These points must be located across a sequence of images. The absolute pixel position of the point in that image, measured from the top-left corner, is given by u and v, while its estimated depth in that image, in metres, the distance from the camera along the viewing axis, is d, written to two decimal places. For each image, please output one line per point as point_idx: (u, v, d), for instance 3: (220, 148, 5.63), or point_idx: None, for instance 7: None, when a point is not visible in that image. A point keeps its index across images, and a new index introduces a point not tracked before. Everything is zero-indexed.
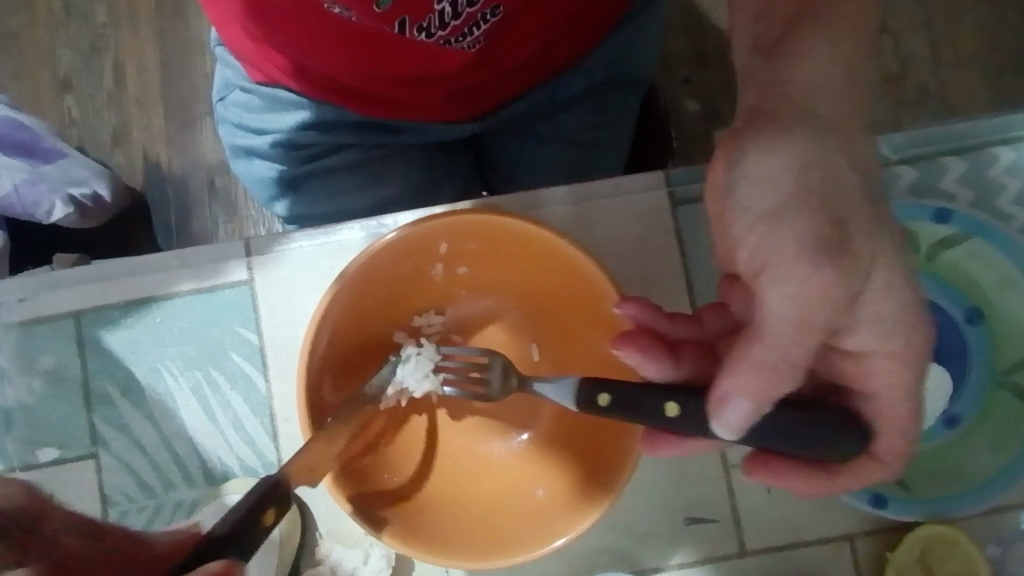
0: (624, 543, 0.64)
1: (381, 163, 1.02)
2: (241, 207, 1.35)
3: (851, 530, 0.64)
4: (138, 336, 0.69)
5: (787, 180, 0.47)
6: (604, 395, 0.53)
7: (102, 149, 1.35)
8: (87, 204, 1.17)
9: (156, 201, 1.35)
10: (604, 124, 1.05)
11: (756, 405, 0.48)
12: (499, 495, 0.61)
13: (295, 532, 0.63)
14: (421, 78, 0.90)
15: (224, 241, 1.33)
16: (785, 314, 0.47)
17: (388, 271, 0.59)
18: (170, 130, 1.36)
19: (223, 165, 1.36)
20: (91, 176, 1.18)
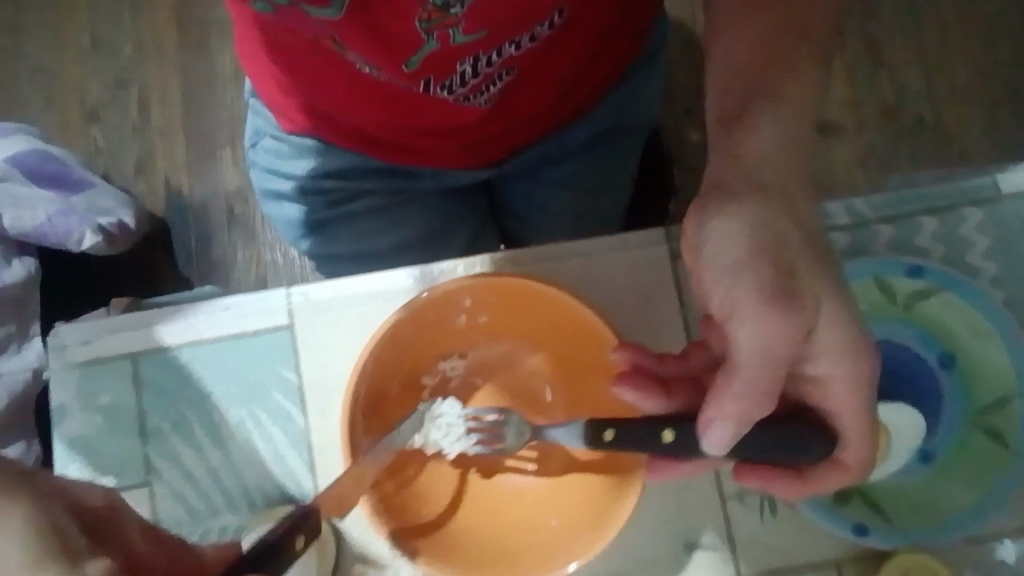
0: (629, 566, 0.70)
1: (402, 206, 1.09)
2: (258, 233, 1.42)
3: (838, 557, 0.70)
4: (188, 376, 0.76)
5: (742, 245, 0.56)
6: (609, 431, 0.62)
7: (127, 177, 1.43)
8: (114, 231, 1.25)
9: (178, 227, 1.42)
10: (609, 169, 1.13)
11: (737, 429, 0.57)
12: (514, 525, 0.68)
13: (330, 557, 0.70)
14: (441, 130, 0.96)
15: (242, 268, 1.40)
16: (754, 348, 0.55)
17: (415, 323, 0.66)
18: (192, 159, 1.44)
19: (242, 192, 1.43)
20: (117, 205, 1.26)
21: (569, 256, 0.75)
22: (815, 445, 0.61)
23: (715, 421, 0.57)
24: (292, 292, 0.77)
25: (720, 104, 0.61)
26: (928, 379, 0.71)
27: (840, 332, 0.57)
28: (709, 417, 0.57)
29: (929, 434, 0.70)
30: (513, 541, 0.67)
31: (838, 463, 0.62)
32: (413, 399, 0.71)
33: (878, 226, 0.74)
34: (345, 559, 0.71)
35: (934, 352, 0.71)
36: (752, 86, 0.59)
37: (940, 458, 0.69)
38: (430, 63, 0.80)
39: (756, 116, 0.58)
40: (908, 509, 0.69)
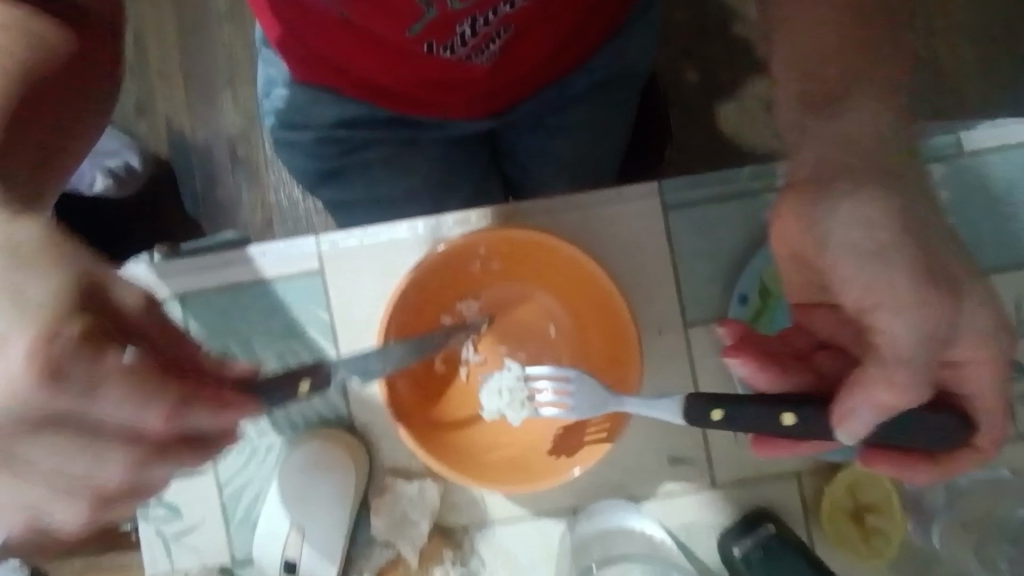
0: (621, 475, 0.83)
1: (411, 156, 1.14)
2: (263, 174, 1.47)
3: (800, 468, 0.82)
4: (229, 317, 0.85)
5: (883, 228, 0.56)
6: (717, 411, 0.67)
7: (129, 120, 1.47)
8: (122, 174, 1.34)
9: (182, 169, 1.47)
10: (606, 118, 1.19)
11: (878, 415, 0.60)
12: (525, 440, 0.79)
13: (363, 468, 0.82)
14: (449, 86, 1.01)
15: (248, 209, 1.46)
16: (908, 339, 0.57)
17: (435, 267, 0.75)
18: (192, 101, 1.48)
19: (244, 135, 1.48)
20: (123, 148, 1.36)
21: (570, 208, 0.83)
22: (944, 430, 0.63)
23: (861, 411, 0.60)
24: (321, 240, 0.85)
25: (799, 86, 0.62)
26: None
27: (984, 320, 0.58)
28: (852, 407, 0.60)
29: None
30: (523, 455, 0.78)
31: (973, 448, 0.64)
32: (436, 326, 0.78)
33: None
34: (378, 470, 0.83)
35: None
36: (826, 77, 0.60)
37: None
38: (431, 28, 0.86)
39: (841, 109, 0.59)
40: None
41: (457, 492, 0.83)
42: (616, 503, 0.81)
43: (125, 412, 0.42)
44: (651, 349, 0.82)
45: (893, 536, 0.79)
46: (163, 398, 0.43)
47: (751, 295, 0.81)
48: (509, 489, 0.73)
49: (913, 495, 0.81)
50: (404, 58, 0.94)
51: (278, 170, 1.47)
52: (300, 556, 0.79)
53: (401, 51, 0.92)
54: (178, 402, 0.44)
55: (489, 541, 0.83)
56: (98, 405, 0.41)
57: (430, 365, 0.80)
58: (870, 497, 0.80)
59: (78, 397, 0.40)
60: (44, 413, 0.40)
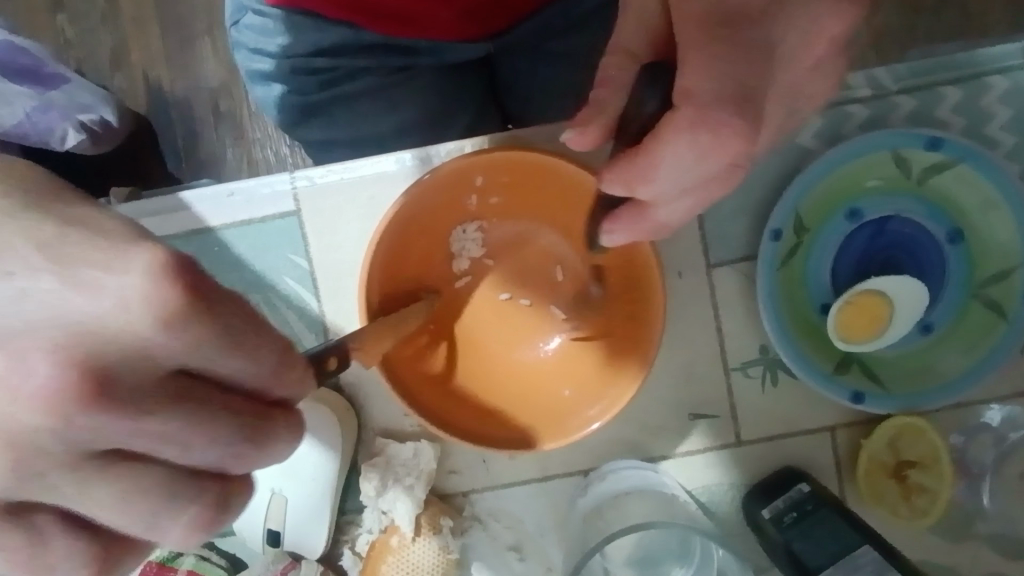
0: (637, 435, 0.75)
1: (399, 88, 0.88)
2: (249, 128, 1.20)
3: (833, 422, 0.74)
4: (200, 262, 0.76)
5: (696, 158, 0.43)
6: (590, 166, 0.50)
7: (102, 72, 1.20)
8: (98, 129, 1.07)
9: (163, 124, 1.21)
10: None
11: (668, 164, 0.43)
12: (533, 392, 0.71)
13: (352, 429, 0.74)
14: None
15: (235, 168, 1.20)
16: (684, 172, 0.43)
17: (426, 199, 0.66)
18: (169, 49, 1.21)
19: (228, 86, 1.21)
20: (96, 100, 1.08)
21: None
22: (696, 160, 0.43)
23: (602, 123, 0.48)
24: (296, 176, 0.75)
25: None
26: (934, 251, 0.72)
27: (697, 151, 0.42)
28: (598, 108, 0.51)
29: (931, 306, 0.72)
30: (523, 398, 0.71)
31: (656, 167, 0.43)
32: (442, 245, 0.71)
33: (899, 97, 0.72)
34: (368, 431, 0.75)
35: (943, 226, 0.71)
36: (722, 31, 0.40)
37: (937, 330, 0.72)
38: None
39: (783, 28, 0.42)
40: (903, 378, 0.72)
41: (455, 454, 0.75)
42: (631, 463, 0.74)
43: (220, 397, 0.30)
44: (669, 292, 0.74)
45: (941, 496, 0.70)
46: (279, 350, 0.32)
47: (787, 230, 0.71)
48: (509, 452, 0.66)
49: (958, 450, 0.74)
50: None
51: (264, 125, 1.20)
52: (284, 522, 0.74)
53: None
54: (297, 370, 0.34)
55: (492, 504, 0.75)
56: (248, 457, 0.32)
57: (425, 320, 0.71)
58: (912, 452, 0.72)
59: (177, 364, 0.28)
60: (60, 306, 0.26)
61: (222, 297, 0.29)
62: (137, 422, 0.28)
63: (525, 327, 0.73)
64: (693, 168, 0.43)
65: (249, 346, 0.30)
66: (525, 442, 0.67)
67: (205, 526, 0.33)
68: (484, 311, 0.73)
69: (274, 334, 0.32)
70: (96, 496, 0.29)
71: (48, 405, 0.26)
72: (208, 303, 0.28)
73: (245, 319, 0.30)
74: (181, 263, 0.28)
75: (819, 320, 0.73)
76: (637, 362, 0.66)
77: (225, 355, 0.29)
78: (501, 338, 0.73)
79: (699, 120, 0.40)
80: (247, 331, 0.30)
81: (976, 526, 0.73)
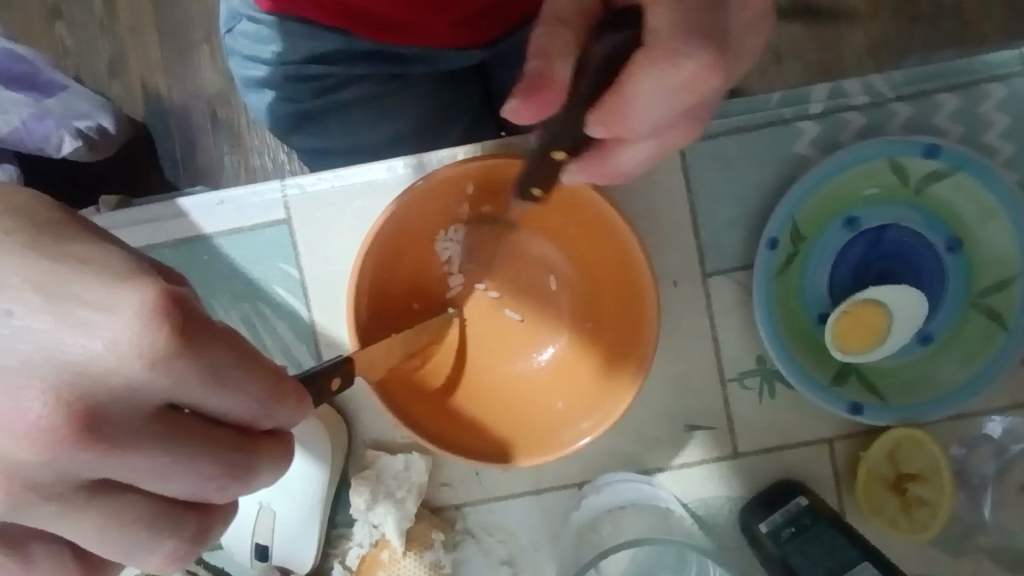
0: (633, 447, 0.74)
1: (393, 96, 0.87)
2: (246, 136, 1.20)
3: (831, 434, 0.73)
4: (189, 272, 0.75)
5: (668, 98, 0.46)
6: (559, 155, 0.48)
7: (99, 80, 1.20)
8: (93, 136, 1.05)
9: (160, 131, 1.20)
10: None
11: (642, 100, 0.46)
12: (525, 404, 0.70)
13: (342, 441, 0.73)
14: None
15: (231, 175, 1.20)
16: (652, 107, 0.47)
17: (416, 207, 0.65)
18: (167, 56, 1.20)
19: (225, 94, 1.20)
20: (93, 108, 1.05)
21: None
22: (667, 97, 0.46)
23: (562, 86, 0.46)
24: (287, 184, 0.74)
25: None
26: (932, 260, 0.71)
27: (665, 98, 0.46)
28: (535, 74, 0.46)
29: (929, 316, 0.71)
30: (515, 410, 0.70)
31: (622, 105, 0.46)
32: (430, 253, 0.70)
33: (896, 105, 0.71)
34: (359, 443, 0.74)
35: (941, 235, 0.70)
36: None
37: (936, 340, 0.71)
38: None
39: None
40: (900, 389, 0.71)
41: (447, 467, 0.74)
42: (626, 476, 0.73)
43: (208, 432, 0.32)
44: (664, 302, 0.73)
45: (941, 509, 0.68)
46: (267, 384, 0.33)
47: (783, 239, 0.70)
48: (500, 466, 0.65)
49: (958, 463, 0.72)
50: None
51: (261, 133, 1.19)
52: (272, 537, 0.72)
53: None
54: (293, 406, 0.35)
55: (484, 518, 0.74)
56: (235, 488, 0.34)
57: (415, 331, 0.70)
58: (911, 465, 0.71)
59: (164, 400, 0.30)
60: (55, 342, 0.28)
61: (210, 334, 0.31)
62: (122, 455, 0.29)
63: (518, 337, 0.73)
64: (668, 100, 0.47)
65: (242, 383, 0.32)
66: (515, 455, 0.66)
67: (184, 556, 0.35)
68: (476, 321, 0.72)
69: (270, 364, 0.33)
70: (78, 525, 0.31)
71: (42, 437, 0.28)
72: (195, 340, 0.30)
73: (231, 356, 0.31)
74: (175, 303, 0.29)
75: (816, 331, 0.71)
76: (630, 376, 0.65)
77: (211, 390, 0.31)
78: (492, 349, 0.72)
79: (662, 61, 0.44)
80: (231, 367, 0.31)
81: (978, 540, 0.71)
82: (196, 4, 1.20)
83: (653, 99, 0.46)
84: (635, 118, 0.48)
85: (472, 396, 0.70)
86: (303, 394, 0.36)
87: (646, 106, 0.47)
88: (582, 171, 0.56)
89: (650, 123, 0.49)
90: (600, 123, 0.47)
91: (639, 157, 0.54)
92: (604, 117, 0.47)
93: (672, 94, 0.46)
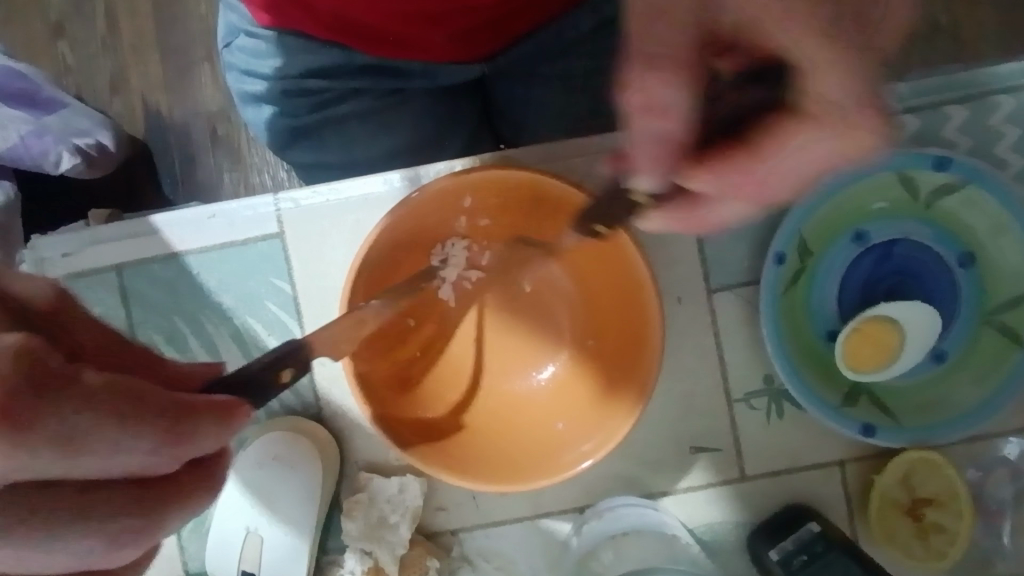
0: (636, 470, 0.71)
1: (392, 111, 0.86)
2: (245, 153, 1.19)
3: (841, 456, 0.70)
4: (179, 287, 0.73)
5: (808, 168, 0.40)
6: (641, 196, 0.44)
7: (99, 98, 1.19)
8: (93, 153, 1.04)
9: (159, 148, 1.19)
10: None
11: (760, 164, 0.40)
12: (524, 425, 0.68)
13: (334, 463, 0.70)
14: (436, 16, 0.74)
15: (230, 192, 1.18)
16: (790, 168, 0.40)
17: (413, 219, 0.63)
18: (168, 74, 1.19)
19: (225, 111, 1.19)
20: (93, 125, 1.05)
21: (569, 152, 0.70)
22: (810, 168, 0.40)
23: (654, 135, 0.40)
24: (280, 198, 0.72)
25: None
26: (943, 276, 0.68)
27: (813, 164, 0.40)
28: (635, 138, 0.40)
29: (942, 334, 0.68)
30: (514, 430, 0.67)
31: (744, 155, 0.39)
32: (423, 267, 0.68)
33: (904, 117, 0.70)
34: (351, 465, 0.71)
35: (952, 250, 0.68)
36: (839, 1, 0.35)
37: (949, 359, 0.69)
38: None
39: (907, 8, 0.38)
40: (913, 409, 0.69)
41: (441, 490, 0.71)
42: (629, 500, 0.70)
43: (92, 494, 0.31)
44: (667, 318, 0.71)
45: (960, 536, 0.66)
46: (154, 431, 0.32)
47: (790, 254, 0.68)
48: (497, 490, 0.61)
49: (974, 487, 0.69)
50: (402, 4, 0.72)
51: (260, 150, 1.18)
52: (260, 563, 0.69)
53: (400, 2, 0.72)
54: (200, 440, 0.34)
55: (481, 543, 0.71)
56: (148, 538, 0.33)
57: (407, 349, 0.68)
58: (927, 489, 0.68)
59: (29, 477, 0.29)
60: None
61: (66, 378, 0.30)
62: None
63: (519, 354, 0.71)
64: (800, 171, 0.40)
65: (119, 435, 0.31)
66: (514, 478, 0.62)
67: None
68: (473, 340, 0.70)
69: (154, 407, 0.32)
70: None
71: None
72: (50, 390, 0.29)
73: (94, 397, 0.30)
74: (24, 349, 0.29)
75: (825, 349, 0.69)
76: (632, 402, 0.62)
77: (67, 445, 0.29)
78: (490, 367, 0.70)
79: (831, 126, 0.38)
80: (96, 412, 0.30)
81: (996, 568, 0.68)
82: (197, 21, 1.19)
83: (790, 162, 0.40)
84: (763, 188, 0.42)
85: (469, 417, 0.68)
86: (217, 423, 0.35)
87: (768, 177, 0.41)
88: (667, 217, 0.45)
89: (772, 194, 0.42)
90: (707, 182, 0.41)
91: (735, 216, 0.45)
92: (699, 171, 0.40)
93: (822, 151, 0.39)
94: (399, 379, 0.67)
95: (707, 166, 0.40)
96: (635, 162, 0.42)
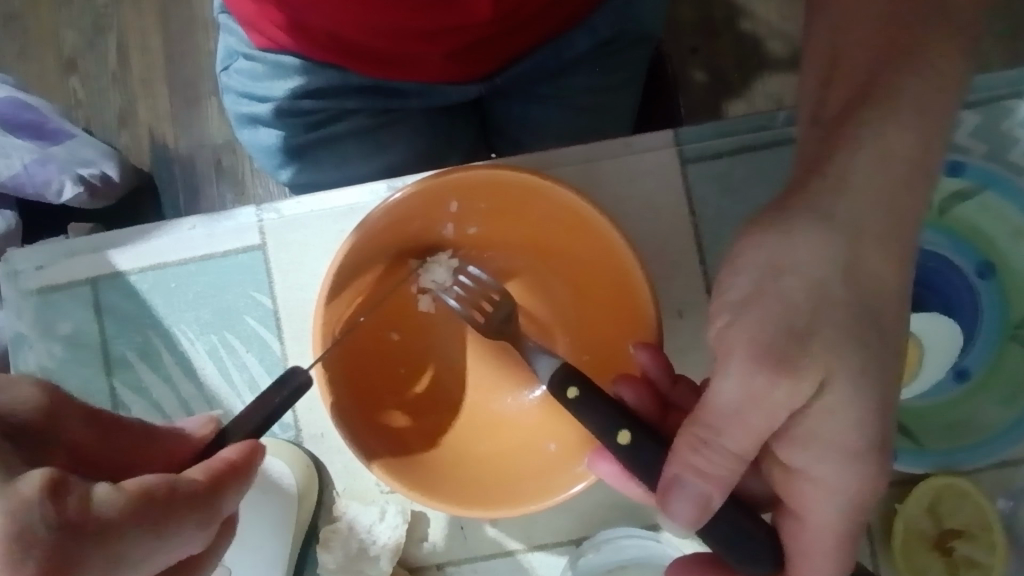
0: (638, 500, 0.66)
1: (387, 130, 0.83)
2: (249, 184, 1.17)
3: None
4: (155, 301, 0.69)
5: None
6: (573, 388, 0.56)
7: (108, 132, 1.18)
8: (97, 183, 1.03)
9: (165, 179, 1.17)
10: (634, 83, 0.89)
11: (706, 498, 0.49)
12: (513, 447, 0.63)
13: (313, 490, 0.65)
14: (426, 34, 0.72)
15: None
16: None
17: (395, 225, 0.60)
18: (175, 107, 1.19)
19: (230, 142, 1.18)
20: (99, 156, 1.04)
21: (564, 161, 0.67)
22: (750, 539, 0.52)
23: (685, 484, 0.49)
24: (263, 209, 0.70)
25: None
26: (963, 288, 0.64)
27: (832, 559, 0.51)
28: (670, 480, 0.49)
29: (963, 349, 0.64)
30: (503, 453, 0.63)
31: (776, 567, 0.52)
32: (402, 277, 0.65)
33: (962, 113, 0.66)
34: (330, 492, 0.66)
35: (971, 260, 0.64)
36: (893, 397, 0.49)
37: (974, 376, 0.64)
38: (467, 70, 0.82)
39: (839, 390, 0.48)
40: (941, 431, 0.63)
41: (426, 521, 0.66)
42: (630, 531, 0.64)
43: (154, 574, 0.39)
44: (668, 335, 0.67)
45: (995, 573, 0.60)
46: (192, 521, 0.38)
47: None
48: (481, 514, 0.56)
49: (1006, 519, 0.63)
50: (394, 24, 0.71)
51: (264, 181, 1.16)
52: None
53: (391, 21, 0.70)
54: (229, 500, 0.41)
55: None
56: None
57: (385, 363, 0.65)
58: (955, 521, 0.62)
59: None
60: None
61: (83, 517, 0.34)
62: None
63: (506, 371, 0.67)
64: None
65: (168, 535, 0.37)
66: (500, 501, 0.57)
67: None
68: (459, 355, 0.68)
69: (181, 500, 0.38)
70: None
71: None
72: (75, 528, 0.34)
73: (123, 509, 0.36)
74: (50, 488, 0.34)
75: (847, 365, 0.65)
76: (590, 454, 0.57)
77: (115, 560, 0.35)
78: (477, 386, 0.67)
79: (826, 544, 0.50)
80: (131, 531, 0.35)
81: None
82: (203, 54, 1.19)
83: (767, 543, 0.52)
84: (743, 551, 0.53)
85: (454, 438, 0.64)
86: (231, 478, 0.41)
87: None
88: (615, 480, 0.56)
89: None
90: (683, 518, 0.49)
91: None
92: (674, 490, 0.49)
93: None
94: (378, 395, 0.63)
95: (674, 495, 0.49)
96: (669, 505, 0.50)
